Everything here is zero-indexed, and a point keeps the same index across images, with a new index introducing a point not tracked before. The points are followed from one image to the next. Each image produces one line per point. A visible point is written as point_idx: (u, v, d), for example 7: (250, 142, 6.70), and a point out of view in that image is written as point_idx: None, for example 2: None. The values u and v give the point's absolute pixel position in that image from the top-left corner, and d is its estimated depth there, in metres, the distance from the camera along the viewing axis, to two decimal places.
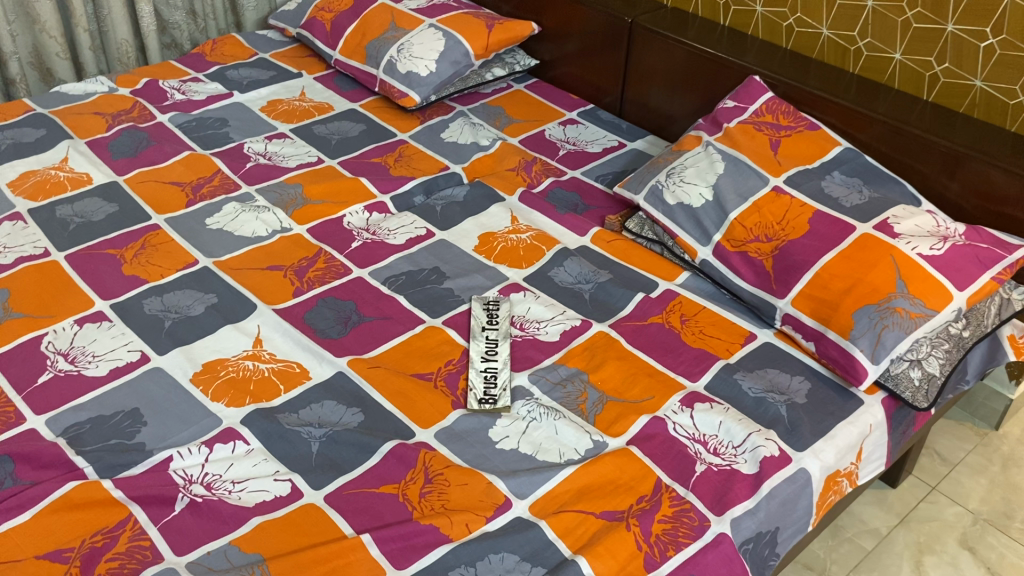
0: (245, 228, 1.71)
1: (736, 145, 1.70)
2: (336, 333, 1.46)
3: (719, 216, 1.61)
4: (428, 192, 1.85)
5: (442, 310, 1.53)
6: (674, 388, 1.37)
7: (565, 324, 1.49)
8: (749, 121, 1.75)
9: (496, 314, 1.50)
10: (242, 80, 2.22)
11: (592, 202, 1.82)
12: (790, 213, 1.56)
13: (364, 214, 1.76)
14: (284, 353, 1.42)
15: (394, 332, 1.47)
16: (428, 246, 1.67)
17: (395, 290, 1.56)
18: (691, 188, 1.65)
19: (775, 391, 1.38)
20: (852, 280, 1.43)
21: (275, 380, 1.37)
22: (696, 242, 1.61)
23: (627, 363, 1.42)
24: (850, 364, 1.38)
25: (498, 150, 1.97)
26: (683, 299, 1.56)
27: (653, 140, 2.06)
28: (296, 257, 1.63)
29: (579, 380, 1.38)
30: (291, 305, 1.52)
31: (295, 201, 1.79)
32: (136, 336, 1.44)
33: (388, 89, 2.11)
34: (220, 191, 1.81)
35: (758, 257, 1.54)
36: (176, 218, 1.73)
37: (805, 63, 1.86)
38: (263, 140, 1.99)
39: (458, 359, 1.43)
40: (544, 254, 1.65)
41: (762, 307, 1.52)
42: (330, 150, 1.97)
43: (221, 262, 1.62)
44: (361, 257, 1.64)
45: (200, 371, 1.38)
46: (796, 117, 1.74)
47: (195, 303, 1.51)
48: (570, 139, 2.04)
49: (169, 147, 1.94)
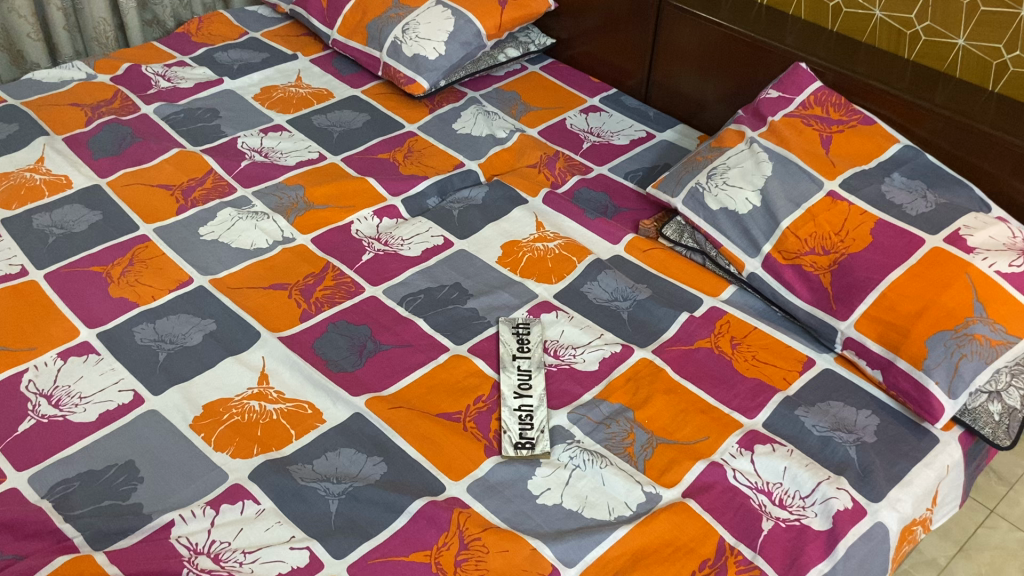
0: (243, 238, 1.55)
1: (784, 143, 1.54)
2: (350, 365, 1.32)
3: (769, 225, 1.46)
4: (442, 194, 1.69)
5: (467, 335, 1.38)
6: (729, 427, 1.24)
7: (604, 351, 1.35)
8: (796, 113, 1.59)
9: (527, 340, 1.36)
10: (232, 63, 2.04)
11: (623, 204, 1.67)
12: (850, 222, 1.41)
13: (374, 221, 1.60)
14: (293, 391, 1.27)
15: (416, 362, 1.33)
16: (447, 258, 1.52)
17: (413, 312, 1.41)
18: (735, 191, 1.50)
19: (841, 429, 1.24)
20: (923, 302, 1.29)
21: (284, 424, 1.22)
22: (743, 253, 1.47)
23: (676, 398, 1.28)
24: (924, 398, 1.24)
25: (516, 143, 1.81)
26: (731, 317, 1.42)
27: (683, 129, 1.90)
28: (302, 274, 1.48)
29: (624, 418, 1.25)
30: (298, 332, 1.37)
31: (296, 206, 1.62)
32: (127, 372, 1.29)
33: (393, 74, 1.93)
34: (214, 195, 1.65)
35: (814, 272, 1.39)
36: (167, 228, 1.57)
37: (853, 48, 1.70)
38: (258, 134, 1.82)
39: (489, 394, 1.28)
40: (576, 266, 1.50)
41: (820, 328, 1.38)
42: (332, 144, 1.80)
43: (219, 280, 1.46)
44: (373, 272, 1.49)
45: (201, 414, 1.23)
46: (848, 109, 1.59)
47: (192, 331, 1.36)
48: (594, 129, 1.87)
49: (155, 144, 1.76)
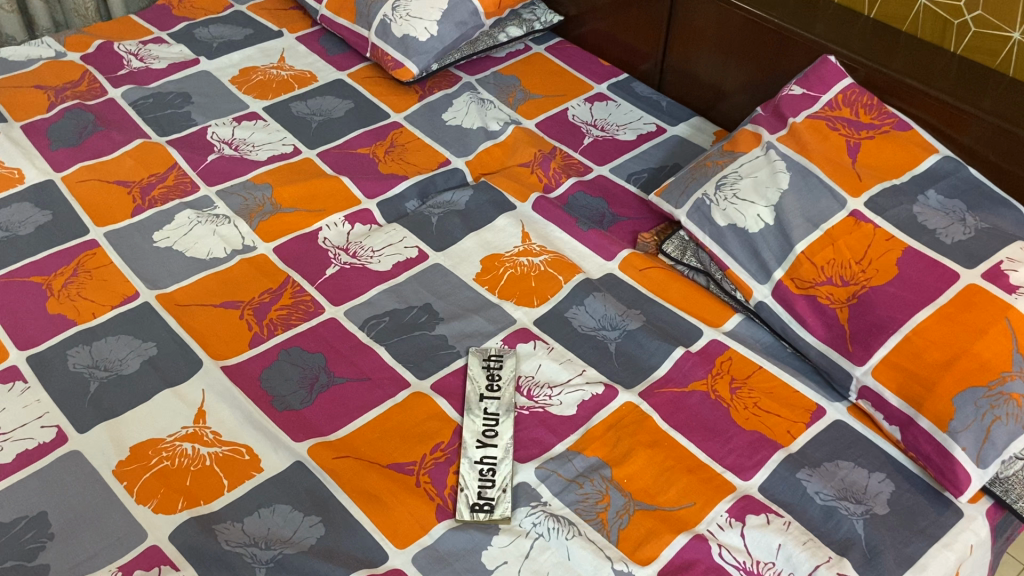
0: (199, 246, 1.41)
1: (805, 150, 1.35)
2: (298, 402, 1.18)
3: (783, 247, 1.28)
4: (423, 196, 1.54)
5: (431, 368, 1.23)
6: (720, 491, 1.08)
7: (584, 392, 1.19)
8: (820, 115, 1.40)
9: (498, 377, 1.21)
10: (212, 40, 1.89)
11: (622, 211, 1.50)
12: (874, 249, 1.23)
13: (344, 227, 1.46)
14: (231, 432, 1.14)
15: (371, 400, 1.19)
16: (420, 274, 1.37)
17: (375, 338, 1.27)
18: (746, 206, 1.32)
19: (849, 498, 1.08)
20: (954, 351, 1.11)
21: (217, 472, 1.09)
22: (752, 278, 1.30)
23: (661, 453, 1.12)
24: (948, 465, 1.07)
25: (510, 137, 1.64)
26: (733, 354, 1.25)
27: (698, 122, 1.71)
28: (257, 290, 1.34)
29: (600, 477, 1.10)
30: (244, 361, 1.23)
31: (261, 209, 1.48)
32: (53, 404, 1.17)
33: (380, 56, 1.76)
34: (174, 194, 1.51)
35: (829, 306, 1.22)
36: (118, 232, 1.44)
37: (891, 40, 1.50)
38: (230, 123, 1.67)
39: (449, 442, 1.14)
40: (561, 287, 1.34)
41: (833, 372, 1.21)
42: (309, 137, 1.65)
43: (167, 295, 1.33)
44: (337, 288, 1.34)
45: (126, 458, 1.11)
46: (880, 112, 1.39)
47: (129, 356, 1.24)
48: (598, 121, 1.69)
49: (118, 134, 1.63)
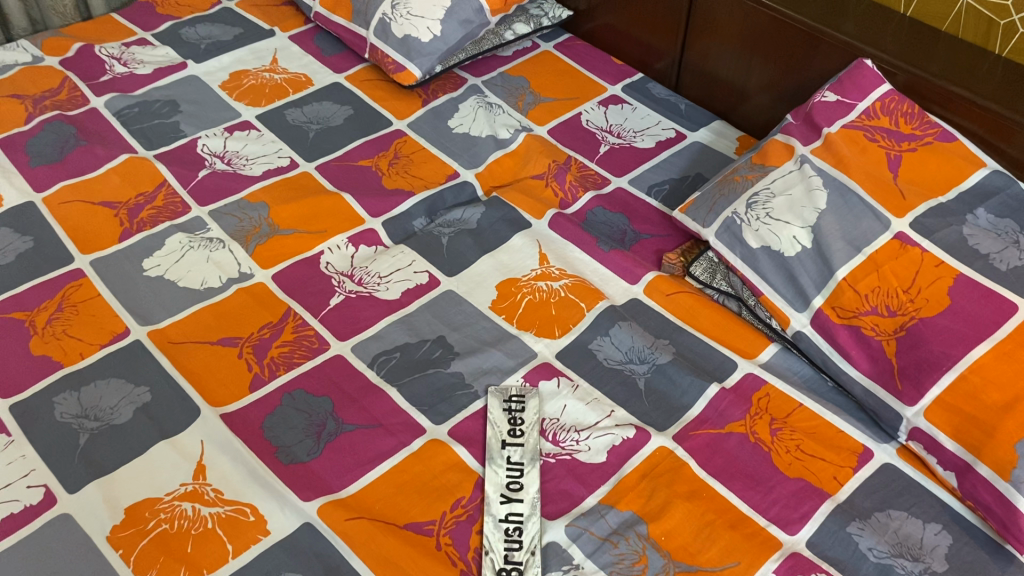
0: (192, 274, 1.31)
1: (843, 164, 1.26)
2: (305, 453, 1.09)
3: (822, 273, 1.19)
4: (431, 213, 1.44)
5: (447, 411, 1.14)
6: (766, 549, 1.00)
7: (614, 437, 1.11)
8: (857, 124, 1.31)
9: (520, 420, 1.12)
10: (199, 41, 1.78)
11: (644, 228, 1.41)
12: (922, 277, 1.14)
13: (348, 250, 1.36)
14: (234, 489, 1.05)
15: (385, 450, 1.10)
16: (431, 302, 1.28)
17: (386, 378, 1.18)
18: (781, 227, 1.23)
19: (905, 555, 1.00)
20: (1014, 392, 1.03)
21: (220, 536, 1.00)
22: (789, 306, 1.21)
23: (700, 506, 1.04)
24: (1011, 517, 0.99)
25: (521, 146, 1.54)
26: (771, 390, 1.17)
27: (720, 126, 1.61)
28: (257, 324, 1.24)
29: (636, 535, 1.02)
30: (245, 407, 1.14)
31: (258, 231, 1.38)
32: (39, 460, 1.08)
33: (380, 57, 1.66)
34: (164, 215, 1.41)
35: (875, 338, 1.13)
36: (106, 260, 1.34)
37: (930, 39, 1.40)
38: (221, 134, 1.57)
39: (470, 497, 1.06)
40: (584, 315, 1.25)
41: (880, 411, 1.13)
42: (306, 148, 1.55)
43: (160, 332, 1.23)
44: (342, 321, 1.25)
45: (121, 523, 1.02)
46: (921, 121, 1.29)
47: (121, 404, 1.14)
48: (614, 127, 1.60)
49: (102, 148, 1.52)
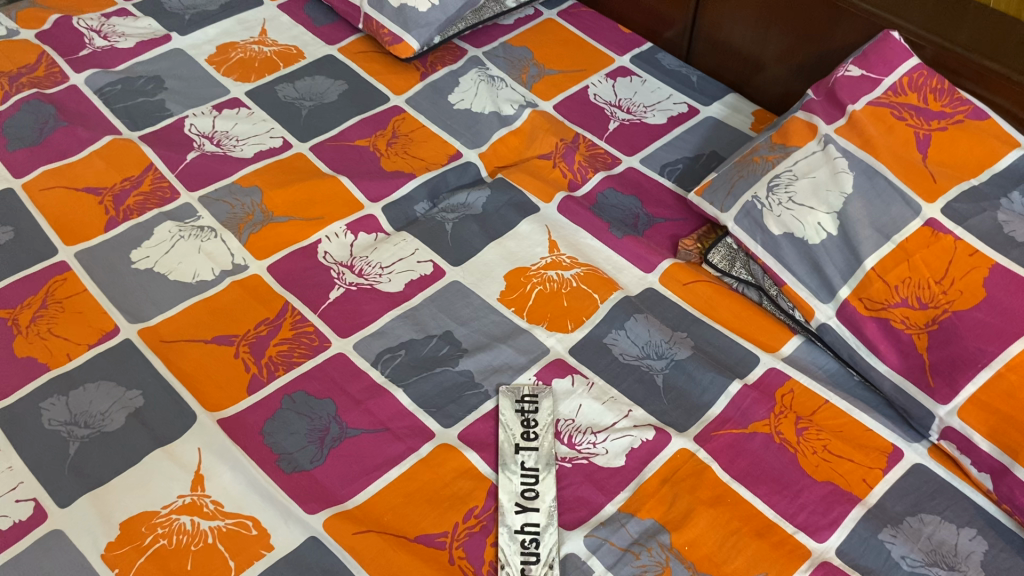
0: (184, 266, 1.25)
1: (870, 145, 1.19)
2: (309, 460, 1.04)
3: (849, 263, 1.13)
4: (433, 197, 1.38)
5: (457, 413, 1.09)
6: (795, 559, 0.96)
7: (632, 439, 1.06)
8: (883, 101, 1.24)
9: (534, 422, 1.07)
10: (184, 12, 1.68)
11: (658, 211, 1.35)
12: (956, 267, 1.08)
13: (347, 238, 1.29)
14: (235, 502, 1.00)
15: (392, 456, 1.05)
16: (436, 295, 1.22)
17: (391, 378, 1.12)
18: (805, 212, 1.16)
19: (940, 563, 0.96)
20: None
21: (222, 553, 0.95)
22: (813, 296, 1.15)
23: (725, 513, 1.00)
24: None
25: (526, 123, 1.48)
26: (794, 385, 1.12)
27: (734, 100, 1.55)
28: (253, 321, 1.18)
29: (658, 545, 0.97)
30: (244, 411, 1.08)
31: (251, 219, 1.31)
32: (27, 472, 1.02)
33: (375, 28, 1.57)
34: (151, 202, 1.34)
35: (905, 331, 1.08)
36: (91, 252, 1.27)
37: (959, 8, 1.34)
38: (210, 112, 1.49)
39: (483, 506, 1.01)
40: (597, 307, 1.20)
41: (911, 409, 1.08)
42: (300, 127, 1.47)
43: (151, 330, 1.17)
44: (344, 316, 1.19)
45: (116, 539, 0.96)
46: (952, 97, 1.23)
47: (112, 409, 1.08)
48: (623, 102, 1.53)
49: (83, 129, 1.43)
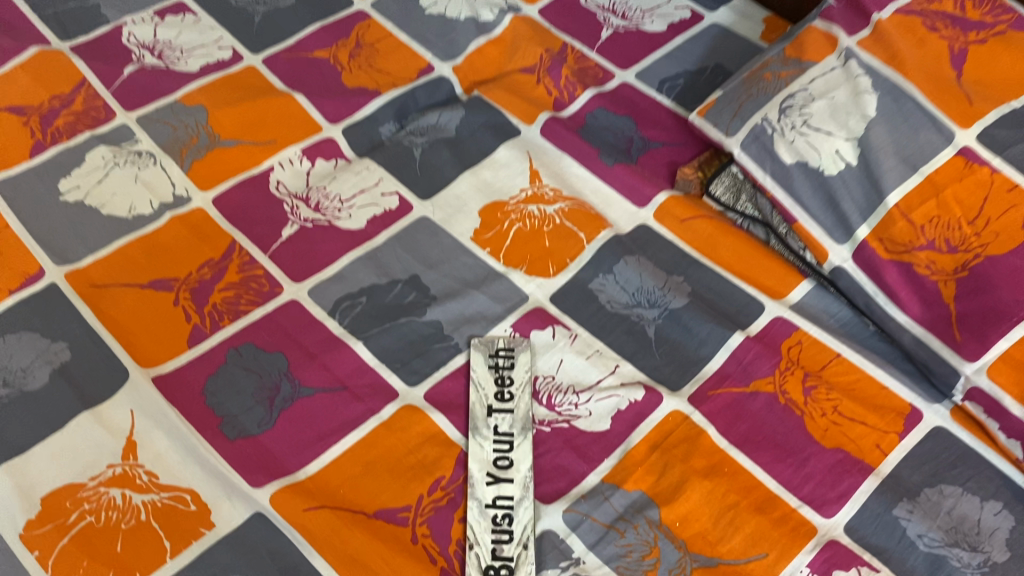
0: (118, 198, 1.10)
1: (897, 61, 1.03)
2: (255, 424, 0.92)
3: (869, 198, 1.00)
4: (401, 118, 1.23)
5: (423, 370, 0.97)
6: (799, 537, 0.85)
7: (619, 399, 0.95)
8: (913, 10, 1.08)
9: (509, 381, 0.95)
10: None
11: (653, 134, 1.21)
12: (992, 205, 0.94)
13: (304, 166, 1.15)
14: (171, 472, 0.88)
15: (350, 420, 0.93)
16: (402, 233, 1.09)
17: (349, 329, 1.00)
18: (821, 138, 1.02)
19: (961, 543, 0.85)
20: None
21: (157, 532, 0.83)
22: (827, 236, 1.01)
23: (721, 485, 0.89)
24: None
25: (507, 31, 1.32)
26: (803, 337, 1.00)
27: (742, 5, 1.38)
28: (195, 263, 1.05)
29: (645, 521, 0.86)
30: (183, 367, 0.96)
31: (195, 143, 1.16)
32: None
33: None
34: (82, 124, 1.19)
35: (929, 278, 0.95)
36: (14, 181, 1.11)
37: None
38: (150, 19, 1.32)
39: (451, 477, 0.90)
40: (582, 247, 1.07)
41: (932, 364, 0.95)
42: (252, 37, 1.31)
43: (80, 273, 1.03)
44: (298, 257, 1.06)
45: (36, 517, 0.83)
46: (993, 5, 1.06)
47: (35, 365, 0.95)
48: (619, 6, 1.37)
49: (6, 38, 1.26)
